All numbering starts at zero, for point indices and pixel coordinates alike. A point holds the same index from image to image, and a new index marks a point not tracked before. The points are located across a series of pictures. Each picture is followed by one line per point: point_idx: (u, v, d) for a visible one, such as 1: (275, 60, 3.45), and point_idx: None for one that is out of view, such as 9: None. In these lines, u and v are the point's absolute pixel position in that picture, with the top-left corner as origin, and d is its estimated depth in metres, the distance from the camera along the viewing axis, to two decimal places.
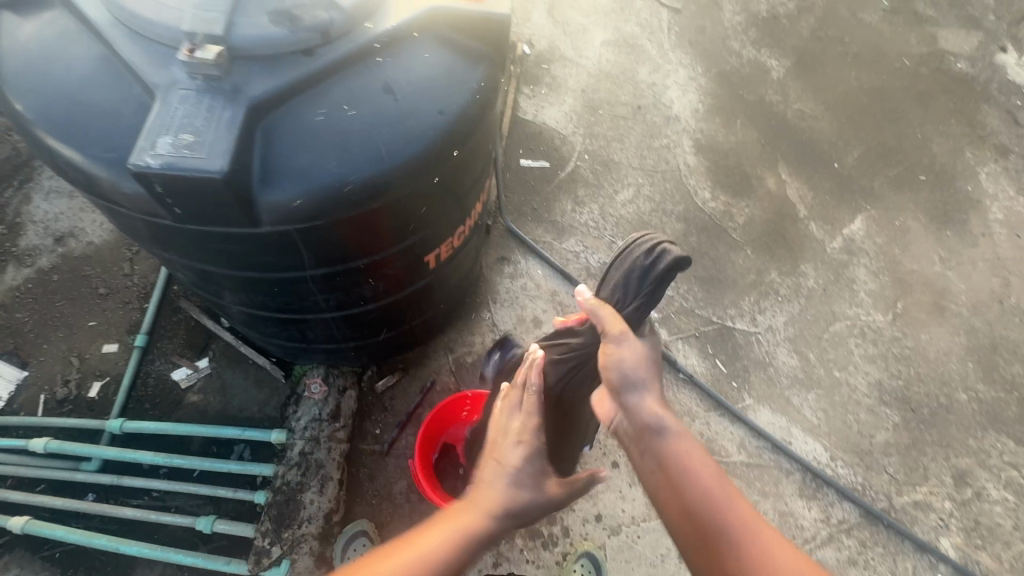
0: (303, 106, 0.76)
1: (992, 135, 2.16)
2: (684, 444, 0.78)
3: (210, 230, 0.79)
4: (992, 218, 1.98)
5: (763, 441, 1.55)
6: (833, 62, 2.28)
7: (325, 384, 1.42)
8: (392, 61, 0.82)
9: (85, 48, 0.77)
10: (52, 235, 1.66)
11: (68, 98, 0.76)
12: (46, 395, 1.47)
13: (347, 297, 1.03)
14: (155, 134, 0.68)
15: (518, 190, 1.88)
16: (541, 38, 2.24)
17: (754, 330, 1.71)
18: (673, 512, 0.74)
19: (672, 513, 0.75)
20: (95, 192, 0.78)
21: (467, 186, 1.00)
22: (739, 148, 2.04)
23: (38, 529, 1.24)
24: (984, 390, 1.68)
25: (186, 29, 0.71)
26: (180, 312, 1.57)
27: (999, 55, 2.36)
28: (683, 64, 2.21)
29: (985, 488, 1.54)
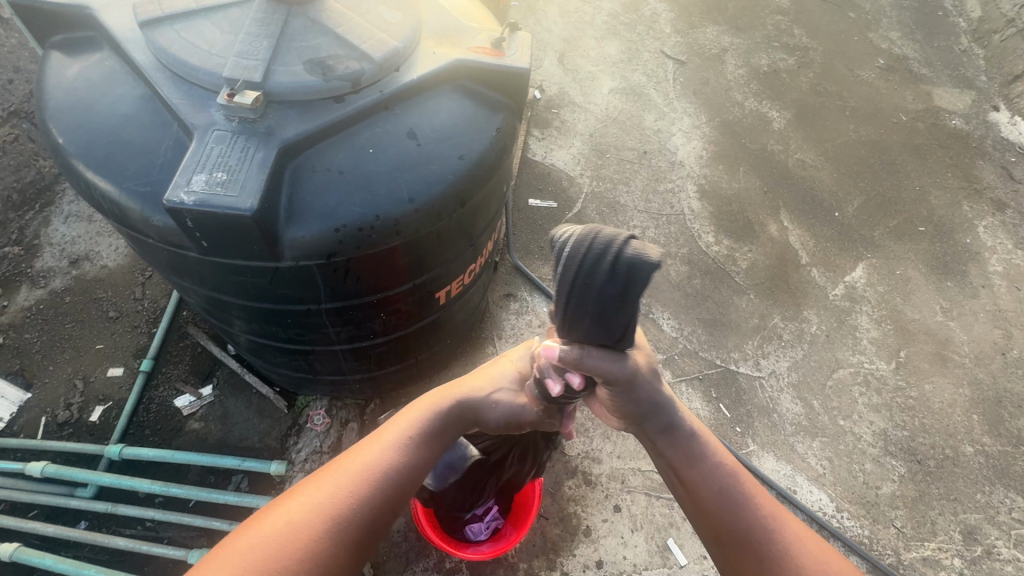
0: (331, 147, 0.80)
1: (988, 189, 2.22)
2: (698, 443, 0.81)
3: (232, 263, 0.82)
4: (992, 270, 2.01)
5: (768, 489, 1.52)
6: (832, 115, 2.37)
7: (327, 416, 1.47)
8: (417, 108, 0.86)
9: (129, 88, 0.82)
10: (68, 257, 1.69)
11: (108, 134, 0.80)
12: (46, 417, 1.46)
13: (358, 330, 1.04)
14: (190, 172, 0.72)
15: (526, 228, 1.92)
16: (552, 84, 2.33)
17: (758, 375, 1.71)
18: (694, 511, 0.78)
19: (693, 511, 0.79)
20: (124, 222, 0.81)
21: (481, 226, 1.03)
22: (742, 194, 2.09)
23: (25, 557, 1.21)
24: (990, 443, 1.66)
25: (228, 75, 0.76)
26: (187, 338, 1.59)
27: (991, 113, 2.45)
28: (687, 112, 2.30)
29: (995, 546, 1.51)
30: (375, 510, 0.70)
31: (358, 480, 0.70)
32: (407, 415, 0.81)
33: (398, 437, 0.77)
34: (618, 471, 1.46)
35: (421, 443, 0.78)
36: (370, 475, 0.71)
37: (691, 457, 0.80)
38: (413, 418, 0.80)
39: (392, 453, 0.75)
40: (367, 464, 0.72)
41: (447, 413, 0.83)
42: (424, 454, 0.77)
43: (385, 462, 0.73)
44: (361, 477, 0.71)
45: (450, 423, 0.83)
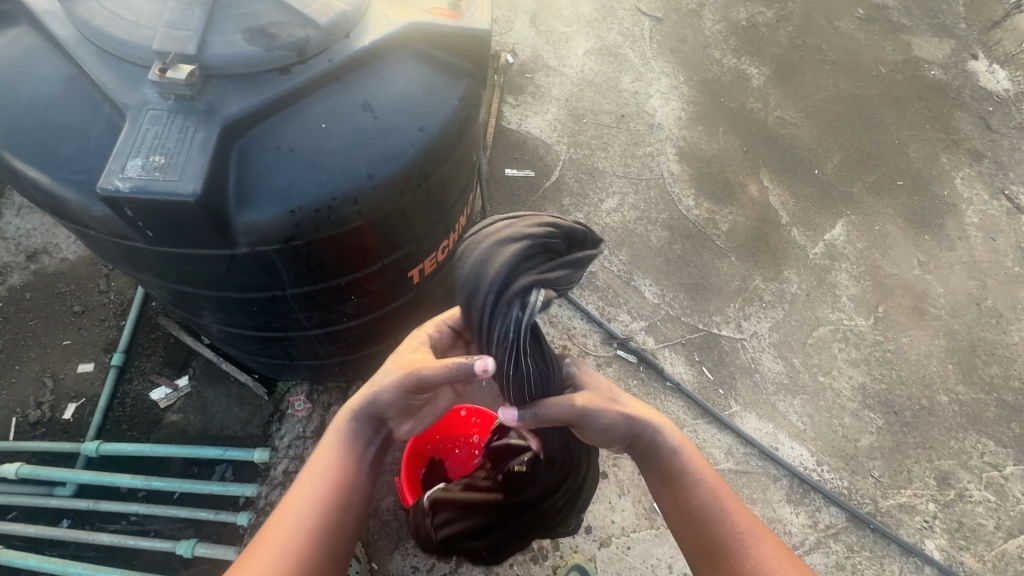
0: (280, 123, 0.75)
1: (966, 140, 2.21)
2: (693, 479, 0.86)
3: (184, 252, 0.77)
4: (968, 222, 2.02)
5: (750, 447, 1.56)
6: (811, 70, 2.32)
7: (308, 402, 1.42)
8: (372, 77, 0.81)
9: (53, 67, 0.75)
10: (24, 251, 1.62)
11: (34, 119, 0.74)
12: (17, 418, 1.42)
13: (330, 314, 1.01)
14: (125, 157, 0.67)
15: (503, 199, 1.88)
16: (525, 47, 2.24)
17: (739, 336, 1.72)
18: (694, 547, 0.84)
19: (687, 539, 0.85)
20: (63, 215, 0.76)
21: (450, 200, 0.99)
22: (721, 155, 2.06)
23: (9, 559, 1.20)
24: (964, 392, 1.70)
25: (158, 49, 0.70)
26: (158, 329, 1.54)
27: (970, 62, 2.42)
28: (665, 72, 2.23)
29: (967, 489, 1.56)
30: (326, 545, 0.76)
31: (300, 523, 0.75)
32: (321, 451, 0.83)
33: (318, 478, 0.79)
34: None
35: (341, 472, 0.80)
36: (310, 511, 0.76)
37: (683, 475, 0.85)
38: (324, 458, 0.81)
39: (320, 494, 0.78)
40: (296, 513, 0.76)
41: (360, 430, 0.84)
42: (348, 477, 0.81)
43: (314, 501, 0.77)
44: (300, 529, 0.75)
45: (362, 438, 0.84)
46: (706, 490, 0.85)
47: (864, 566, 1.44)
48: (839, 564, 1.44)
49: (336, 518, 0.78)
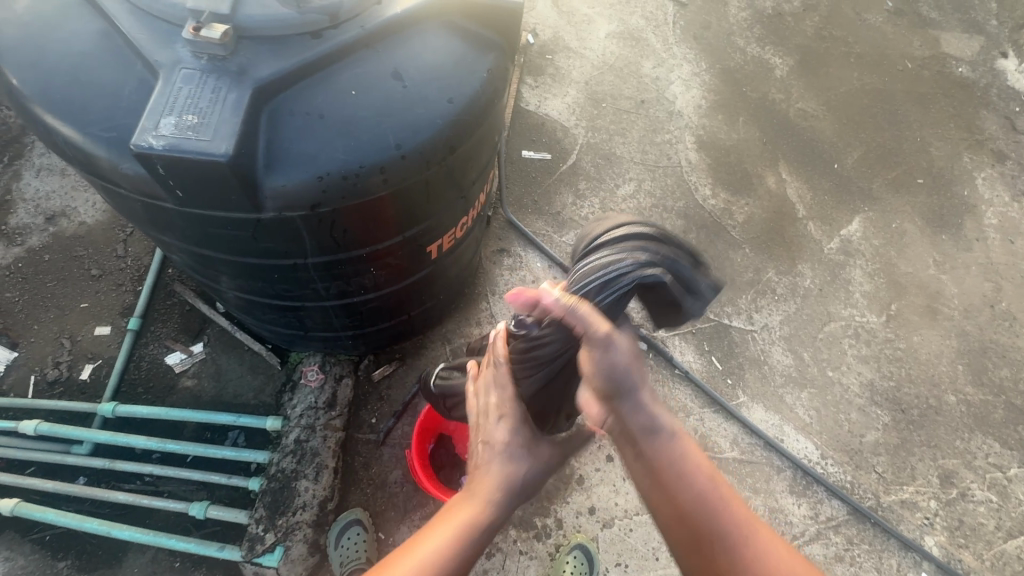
0: (310, 88, 0.75)
1: (990, 140, 2.17)
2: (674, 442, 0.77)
3: (211, 214, 0.78)
4: (987, 223, 2.00)
5: (755, 438, 1.56)
6: (836, 62, 2.28)
7: (322, 371, 1.42)
8: (402, 47, 0.80)
9: (85, 23, 0.75)
10: (43, 214, 1.63)
11: (66, 74, 0.74)
12: (35, 376, 1.45)
13: (348, 286, 1.02)
14: (158, 114, 0.67)
15: (519, 182, 1.87)
16: (546, 28, 2.21)
17: (750, 328, 1.72)
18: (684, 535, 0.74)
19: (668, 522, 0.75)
20: (93, 171, 0.77)
21: (471, 177, 0.99)
22: (741, 145, 2.03)
23: (27, 511, 1.24)
24: (973, 392, 1.70)
25: (192, 7, 0.70)
26: (174, 296, 1.55)
27: (999, 60, 2.36)
28: (687, 59, 2.20)
29: (970, 488, 1.57)
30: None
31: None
32: (444, 523, 0.75)
33: (431, 550, 0.72)
34: None
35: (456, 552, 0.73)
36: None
37: (666, 459, 0.75)
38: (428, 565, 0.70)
39: (432, 567, 0.70)
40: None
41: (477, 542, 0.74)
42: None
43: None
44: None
45: (482, 531, 0.76)
46: (693, 484, 0.75)
47: (862, 559, 1.45)
48: (838, 555, 1.45)
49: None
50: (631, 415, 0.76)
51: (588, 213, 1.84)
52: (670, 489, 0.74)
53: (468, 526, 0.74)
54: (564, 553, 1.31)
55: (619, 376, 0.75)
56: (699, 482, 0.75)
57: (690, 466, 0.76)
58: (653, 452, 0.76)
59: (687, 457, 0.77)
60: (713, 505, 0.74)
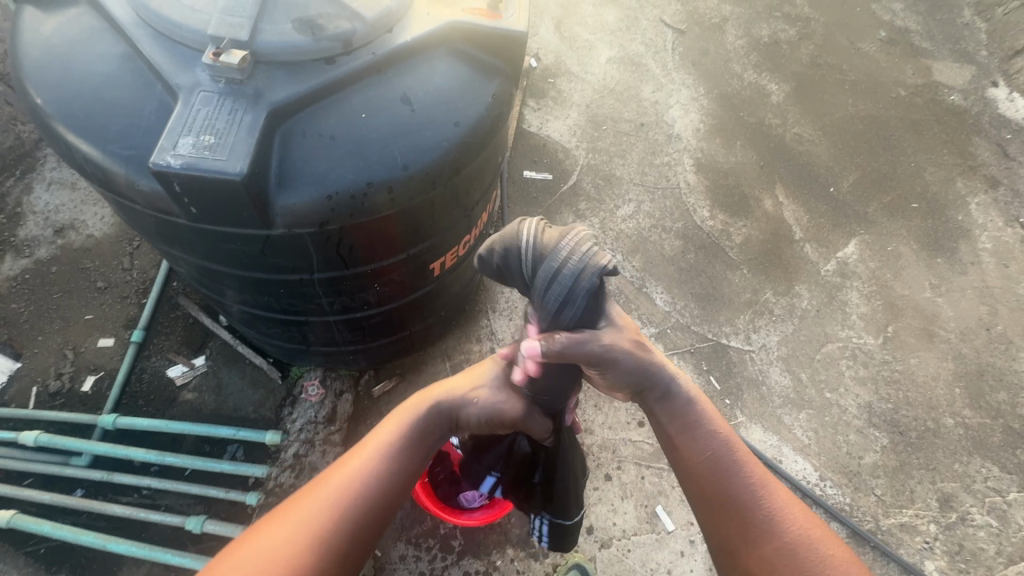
0: (323, 110, 0.78)
1: (982, 166, 2.22)
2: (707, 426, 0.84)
3: (223, 230, 0.80)
4: (982, 247, 2.03)
5: (754, 459, 1.56)
6: (831, 89, 2.33)
7: (322, 387, 1.46)
8: (411, 72, 0.84)
9: (110, 46, 0.79)
10: (52, 226, 1.66)
11: (88, 95, 0.77)
12: (38, 387, 1.45)
13: (352, 301, 1.03)
14: (176, 135, 0.70)
15: (521, 201, 1.90)
16: (548, 52, 2.28)
17: (748, 348, 1.73)
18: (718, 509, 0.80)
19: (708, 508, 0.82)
20: (110, 188, 0.79)
21: (475, 197, 1.02)
22: (738, 168, 2.07)
23: (23, 523, 1.23)
24: (971, 416, 1.71)
25: (212, 33, 0.73)
26: (178, 309, 1.57)
27: (990, 89, 2.42)
28: (685, 84, 2.26)
29: (969, 513, 1.56)
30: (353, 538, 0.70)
31: (343, 494, 0.73)
32: (396, 417, 0.85)
33: (381, 444, 0.80)
34: (609, 441, 1.48)
35: (410, 433, 0.83)
36: (356, 479, 0.75)
37: (686, 422, 0.85)
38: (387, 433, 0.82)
39: (378, 462, 0.78)
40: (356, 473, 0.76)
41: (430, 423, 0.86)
42: (403, 460, 0.80)
43: (368, 475, 0.76)
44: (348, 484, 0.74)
45: (432, 426, 0.86)
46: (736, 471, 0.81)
47: None
48: None
49: (383, 491, 0.76)
50: (656, 390, 0.86)
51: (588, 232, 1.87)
52: (690, 439, 0.84)
53: (418, 413, 0.85)
54: (562, 572, 1.29)
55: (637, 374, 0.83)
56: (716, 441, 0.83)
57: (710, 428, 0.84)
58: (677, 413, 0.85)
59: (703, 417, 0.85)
60: (736, 469, 0.81)
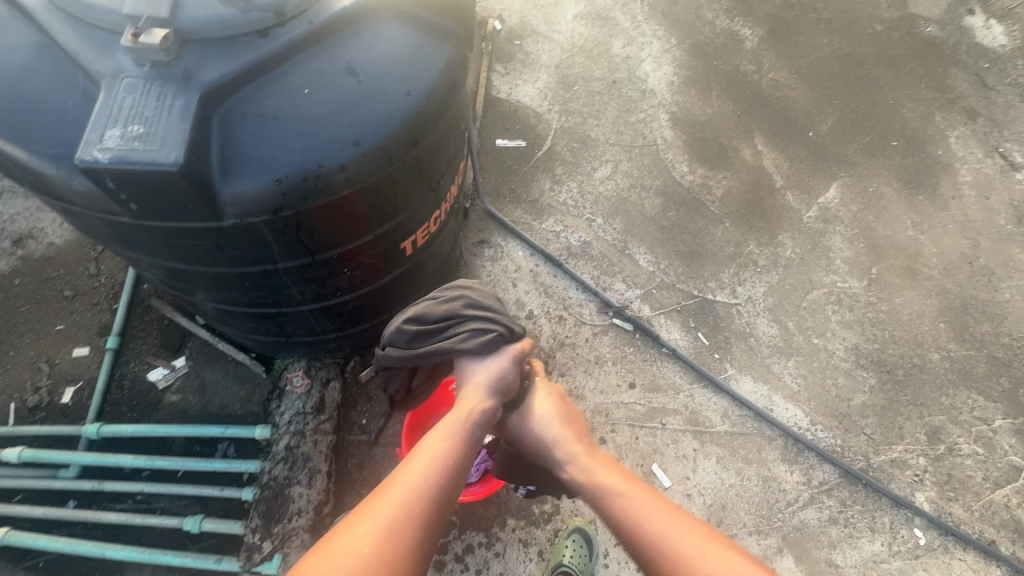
0: (261, 88, 0.73)
1: (961, 98, 2.18)
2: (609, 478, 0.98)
3: (171, 226, 0.76)
4: (962, 181, 2.01)
5: (746, 410, 1.58)
6: (806, 29, 2.27)
7: (307, 377, 1.41)
8: (354, 40, 0.78)
9: (20, 37, 0.72)
10: (10, 237, 1.59)
11: (4, 91, 0.71)
12: (16, 403, 1.42)
13: (324, 289, 1.00)
14: (103, 127, 0.65)
15: (495, 171, 1.85)
16: (512, 13, 2.18)
17: (735, 302, 1.73)
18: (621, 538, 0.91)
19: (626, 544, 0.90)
20: (45, 191, 0.75)
21: (440, 169, 0.97)
22: (715, 120, 2.03)
23: (18, 539, 1.22)
24: (956, 349, 1.73)
25: (128, 13, 0.67)
26: (152, 311, 1.53)
27: (966, 17, 2.37)
28: (656, 36, 2.18)
29: (957, 443, 1.59)
30: (420, 548, 0.82)
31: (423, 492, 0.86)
32: (449, 421, 0.99)
33: (442, 442, 0.95)
34: (602, 406, 1.54)
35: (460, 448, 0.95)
36: (420, 490, 0.86)
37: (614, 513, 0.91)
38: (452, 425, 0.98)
39: (430, 479, 0.88)
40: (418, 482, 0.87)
41: (474, 423, 1.00)
42: (456, 475, 0.91)
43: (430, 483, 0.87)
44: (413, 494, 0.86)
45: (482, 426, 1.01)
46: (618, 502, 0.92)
47: (856, 520, 1.48)
48: (832, 518, 1.48)
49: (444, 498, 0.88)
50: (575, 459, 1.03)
51: (566, 198, 1.83)
52: (620, 527, 0.89)
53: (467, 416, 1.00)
54: (563, 537, 1.32)
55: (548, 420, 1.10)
56: (642, 529, 0.87)
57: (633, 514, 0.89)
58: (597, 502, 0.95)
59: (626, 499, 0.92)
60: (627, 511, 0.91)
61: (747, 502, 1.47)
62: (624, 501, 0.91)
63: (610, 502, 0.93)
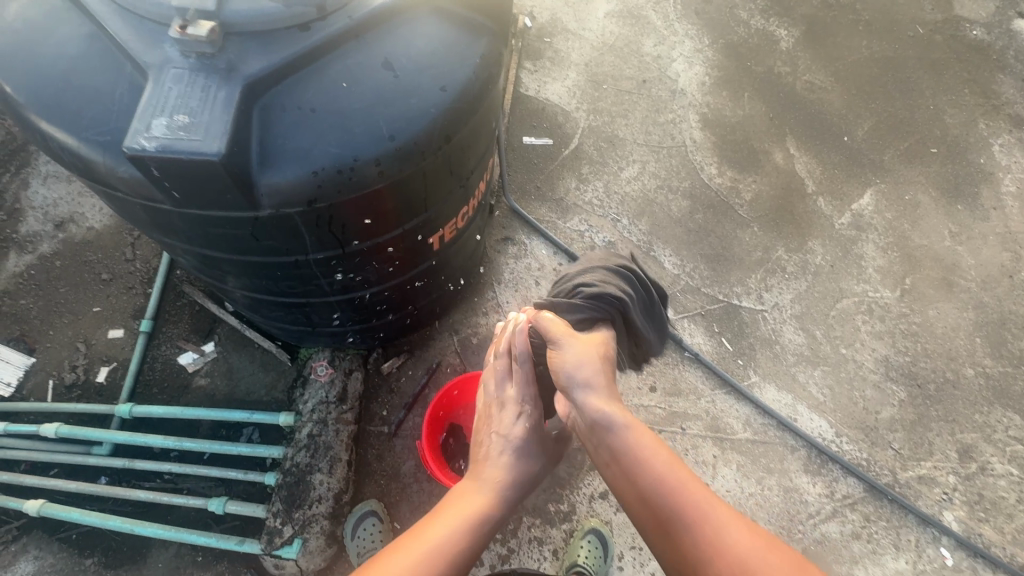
0: (300, 82, 0.74)
1: (1006, 104, 2.10)
2: (628, 435, 0.91)
3: (209, 214, 0.78)
4: (1005, 191, 1.94)
5: (768, 418, 1.55)
6: (844, 31, 2.21)
7: (331, 366, 1.41)
8: (392, 36, 0.79)
9: (74, 27, 0.75)
10: (52, 220, 1.65)
11: (58, 80, 0.74)
12: (54, 380, 1.48)
13: (351, 281, 1.01)
14: (149, 116, 0.67)
15: (521, 168, 1.85)
16: (543, 10, 2.17)
17: (761, 308, 1.69)
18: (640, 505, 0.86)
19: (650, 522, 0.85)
20: (92, 177, 0.77)
21: (470, 165, 0.98)
22: (746, 122, 1.99)
23: (53, 511, 1.27)
24: (992, 365, 1.67)
25: (177, 5, 0.69)
26: (183, 297, 1.57)
27: (1016, 20, 2.28)
28: (689, 35, 2.14)
29: (989, 462, 1.54)
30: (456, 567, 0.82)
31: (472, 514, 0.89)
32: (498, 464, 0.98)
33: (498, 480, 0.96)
34: None
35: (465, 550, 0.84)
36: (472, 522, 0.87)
37: (620, 447, 0.91)
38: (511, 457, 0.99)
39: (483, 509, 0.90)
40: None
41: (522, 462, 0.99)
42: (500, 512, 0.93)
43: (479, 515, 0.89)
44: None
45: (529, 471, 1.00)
46: (659, 477, 0.86)
47: (879, 536, 1.44)
48: (854, 533, 1.44)
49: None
50: (586, 405, 0.95)
51: (592, 198, 1.82)
52: (654, 499, 0.84)
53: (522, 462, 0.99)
54: (579, 537, 1.31)
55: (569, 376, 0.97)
56: (653, 469, 0.87)
57: (643, 453, 0.89)
58: (604, 440, 0.93)
59: (638, 442, 0.91)
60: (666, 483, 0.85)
61: (768, 512, 1.44)
62: (633, 435, 0.91)
63: (643, 467, 0.88)
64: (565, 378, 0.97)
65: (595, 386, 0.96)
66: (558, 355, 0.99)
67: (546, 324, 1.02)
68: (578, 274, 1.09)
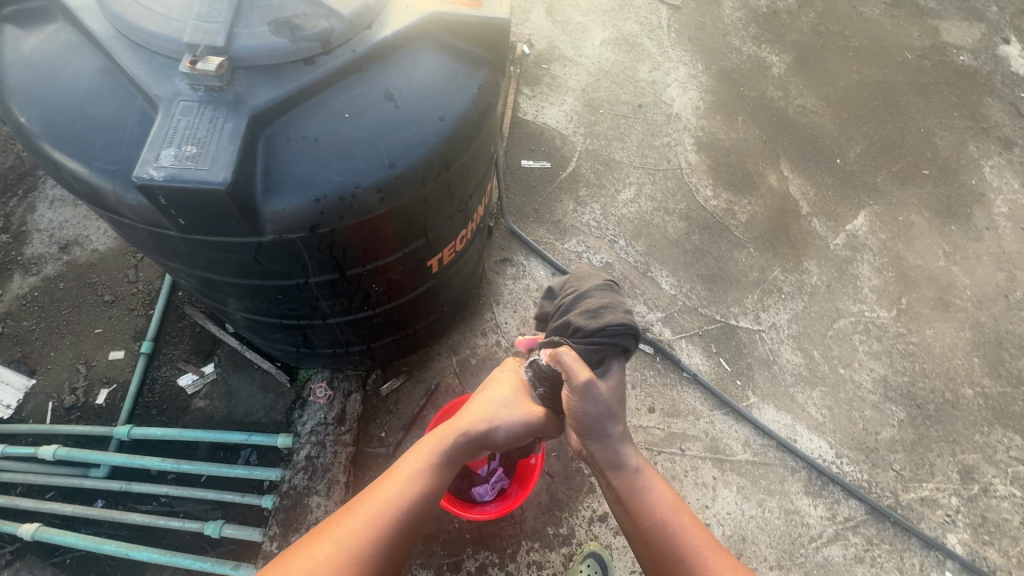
0: (305, 113, 0.77)
1: (995, 127, 2.14)
2: (639, 477, 1.02)
3: (213, 240, 0.80)
4: (996, 211, 1.97)
5: (768, 439, 1.54)
6: (834, 56, 2.27)
7: (330, 389, 1.45)
8: (393, 68, 0.82)
9: (88, 61, 0.78)
10: (57, 242, 1.67)
11: (70, 111, 0.77)
12: (53, 403, 1.48)
13: (352, 303, 1.03)
14: (158, 147, 0.70)
15: (520, 191, 1.88)
16: (541, 37, 2.23)
17: (758, 328, 1.70)
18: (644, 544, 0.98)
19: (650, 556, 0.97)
20: (100, 204, 0.80)
21: (469, 191, 1.00)
22: (740, 145, 2.03)
23: (48, 536, 1.26)
24: (990, 385, 1.67)
25: (188, 41, 0.72)
26: (185, 318, 1.59)
27: (1001, 47, 2.34)
28: (683, 61, 2.20)
29: (991, 484, 1.53)
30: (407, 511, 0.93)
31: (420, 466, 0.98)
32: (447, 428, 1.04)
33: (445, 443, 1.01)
34: None
35: (407, 507, 0.93)
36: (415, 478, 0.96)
37: (633, 488, 1.01)
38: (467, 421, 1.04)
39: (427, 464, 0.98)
40: (382, 511, 0.91)
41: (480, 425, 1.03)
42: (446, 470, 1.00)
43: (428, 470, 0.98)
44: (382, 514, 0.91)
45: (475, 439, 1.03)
46: (664, 518, 0.98)
47: (883, 560, 1.42)
48: (857, 556, 1.43)
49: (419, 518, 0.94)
50: (606, 445, 1.03)
51: (589, 219, 1.85)
52: (658, 540, 0.96)
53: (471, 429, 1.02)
54: (578, 561, 1.31)
55: (598, 415, 0.98)
56: (660, 509, 0.98)
57: (652, 495, 1.00)
58: (618, 479, 1.03)
59: (647, 485, 1.02)
60: (672, 523, 0.97)
61: (769, 536, 1.43)
62: (646, 479, 1.02)
63: (650, 510, 0.99)
64: (584, 418, 1.00)
65: (618, 433, 1.02)
66: (582, 399, 0.97)
67: (567, 362, 0.95)
68: (575, 300, 1.00)
